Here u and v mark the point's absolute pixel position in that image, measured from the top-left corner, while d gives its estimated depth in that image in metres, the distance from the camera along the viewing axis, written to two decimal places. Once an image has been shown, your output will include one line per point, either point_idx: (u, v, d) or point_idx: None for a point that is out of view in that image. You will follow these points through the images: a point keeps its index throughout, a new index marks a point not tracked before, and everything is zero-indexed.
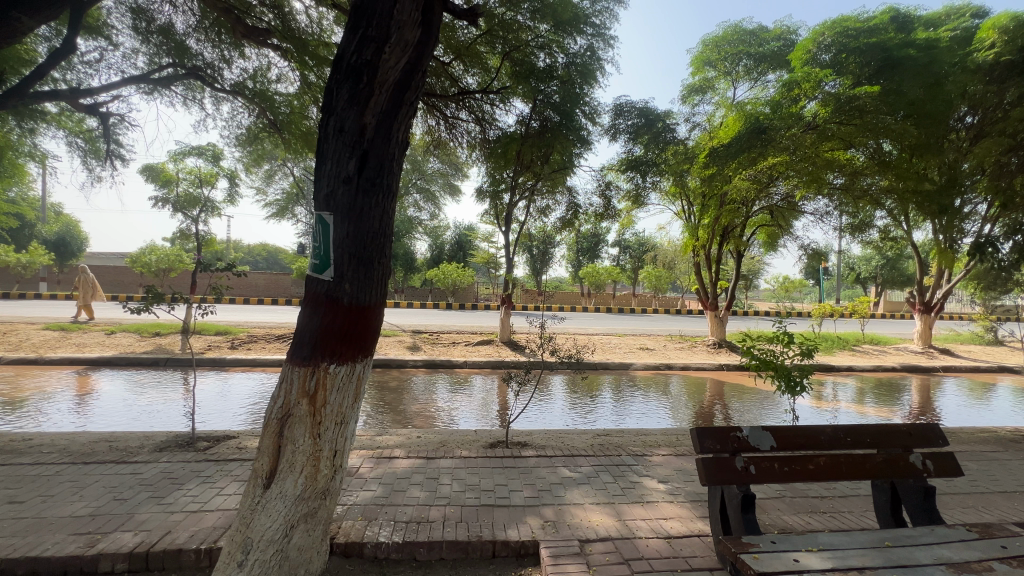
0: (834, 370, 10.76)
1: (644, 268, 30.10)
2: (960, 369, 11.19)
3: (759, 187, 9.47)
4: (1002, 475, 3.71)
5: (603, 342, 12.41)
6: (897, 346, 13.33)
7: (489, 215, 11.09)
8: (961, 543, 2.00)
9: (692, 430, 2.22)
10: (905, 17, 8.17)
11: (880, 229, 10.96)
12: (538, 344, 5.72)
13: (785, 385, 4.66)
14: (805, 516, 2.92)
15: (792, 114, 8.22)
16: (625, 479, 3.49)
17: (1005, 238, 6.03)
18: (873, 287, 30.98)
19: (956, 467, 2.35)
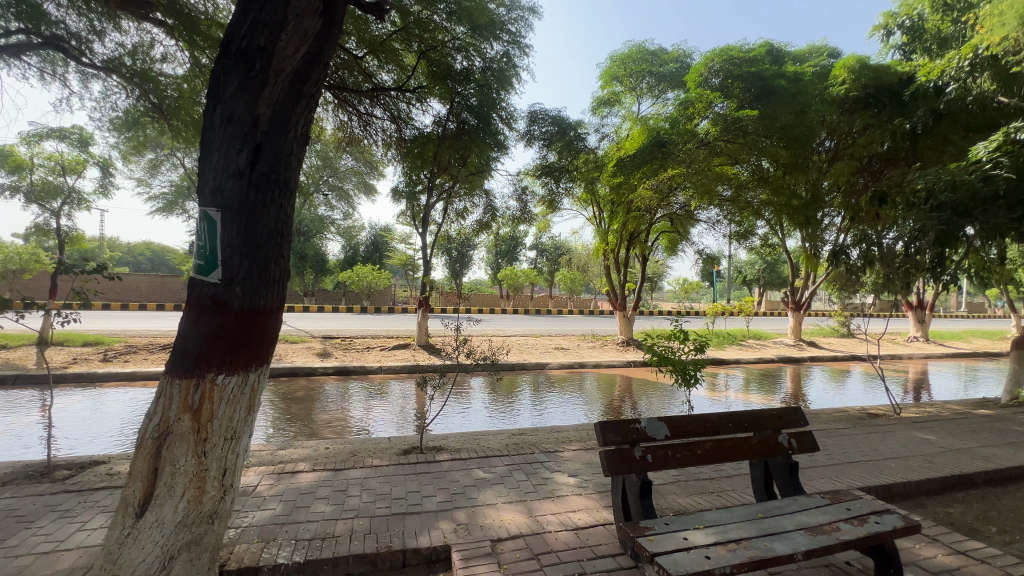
0: (724, 363, 11.95)
1: (560, 271, 31.22)
2: (823, 358, 12.98)
3: (661, 197, 10.22)
4: (851, 448, 4.36)
5: (519, 343, 12.67)
6: (774, 340, 15.14)
7: (406, 216, 10.81)
8: (817, 509, 2.32)
9: (596, 424, 2.35)
10: (777, 51, 9.30)
11: (761, 237, 12.39)
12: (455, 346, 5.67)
13: (681, 378, 5.08)
14: (696, 497, 3.20)
15: (687, 131, 8.82)
16: (537, 476, 3.58)
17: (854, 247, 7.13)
18: (757, 288, 34.92)
19: (814, 443, 2.71)
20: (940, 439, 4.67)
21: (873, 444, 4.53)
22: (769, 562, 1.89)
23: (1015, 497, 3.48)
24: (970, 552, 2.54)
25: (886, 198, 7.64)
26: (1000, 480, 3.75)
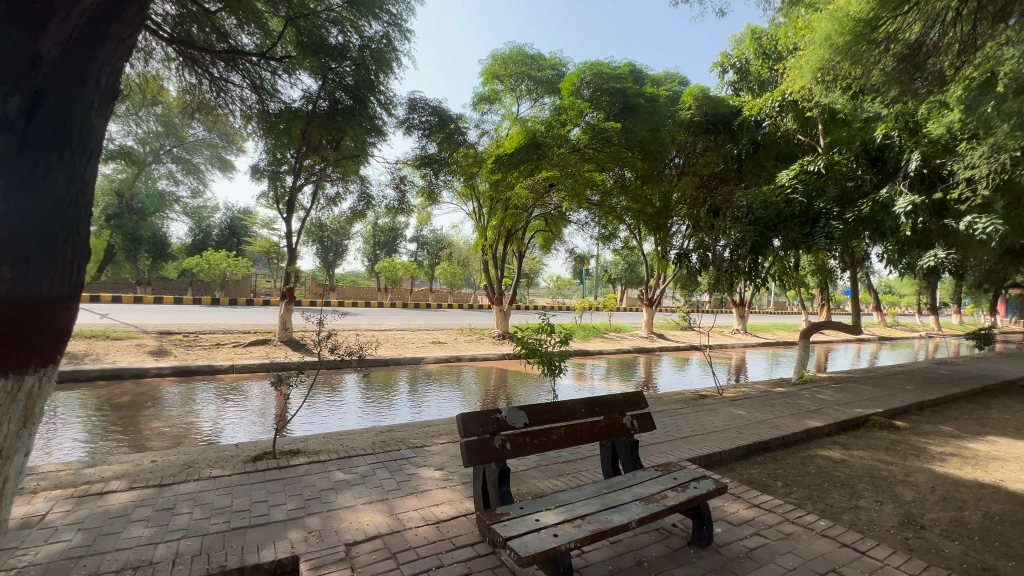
0: (589, 355, 13.00)
1: (441, 264, 30.98)
2: (669, 348, 14.86)
3: (536, 196, 10.69)
4: (683, 425, 5.05)
5: (395, 337, 12.28)
6: (631, 333, 16.90)
7: (268, 198, 9.73)
8: (650, 480, 2.62)
9: (457, 416, 2.36)
10: (639, 72, 10.33)
11: (623, 240, 13.71)
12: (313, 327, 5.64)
13: (547, 369, 5.38)
14: (554, 479, 3.42)
15: (560, 136, 9.42)
16: (402, 472, 3.49)
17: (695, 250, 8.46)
18: (619, 286, 38.62)
19: (651, 423, 3.06)
20: (748, 413, 5.64)
21: (700, 420, 5.31)
22: (607, 533, 2.07)
23: (796, 456, 4.35)
24: (762, 504, 3.10)
25: (719, 211, 9.29)
26: (787, 443, 4.66)
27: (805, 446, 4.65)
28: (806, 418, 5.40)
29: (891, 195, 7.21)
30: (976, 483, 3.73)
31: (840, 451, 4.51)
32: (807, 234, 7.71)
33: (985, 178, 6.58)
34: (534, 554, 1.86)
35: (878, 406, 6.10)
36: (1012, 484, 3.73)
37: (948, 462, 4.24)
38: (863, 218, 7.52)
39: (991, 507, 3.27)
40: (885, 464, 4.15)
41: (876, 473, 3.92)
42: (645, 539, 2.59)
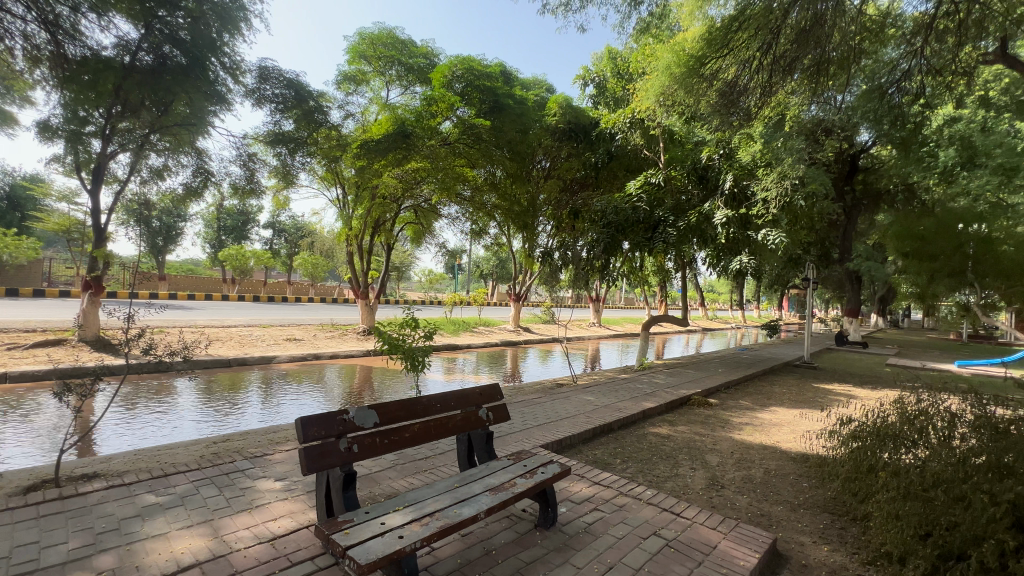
0: (458, 349, 13.09)
1: (301, 254, 28.38)
2: (533, 341, 15.68)
3: (405, 187, 10.34)
4: (540, 413, 5.35)
5: (241, 334, 10.90)
6: (500, 327, 17.45)
7: (64, 163, 7.79)
8: (502, 470, 2.70)
9: (297, 420, 2.13)
10: (509, 74, 10.61)
11: (493, 236, 14.06)
12: (129, 282, 5.29)
13: (410, 365, 5.24)
14: (410, 478, 3.33)
15: (431, 128, 9.24)
16: (234, 487, 3.08)
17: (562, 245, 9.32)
18: (490, 281, 39.63)
19: (505, 414, 3.16)
20: (597, 399, 6.20)
21: (555, 408, 5.68)
22: (455, 527, 2.06)
23: (633, 434, 4.89)
24: (602, 481, 3.41)
25: (578, 214, 9.97)
26: (626, 424, 5.22)
27: (640, 425, 5.27)
28: (643, 400, 6.12)
29: (712, 208, 8.52)
30: (761, 446, 4.61)
31: (667, 427, 5.21)
32: (648, 238, 8.79)
33: (773, 200, 8.27)
34: (374, 560, 1.76)
35: (697, 387, 7.19)
36: (784, 444, 4.69)
37: (743, 430, 5.17)
38: (692, 227, 8.68)
39: (769, 464, 4.08)
40: (699, 436, 4.90)
41: (692, 444, 4.60)
42: (495, 528, 2.66)
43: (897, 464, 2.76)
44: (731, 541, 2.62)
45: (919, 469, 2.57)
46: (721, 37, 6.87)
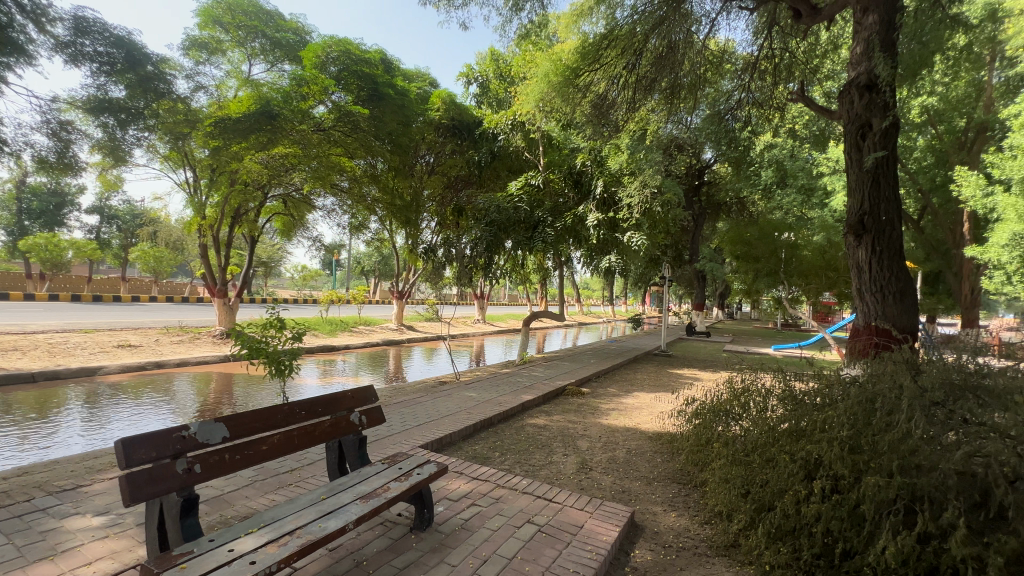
0: (335, 350, 12.27)
1: (139, 246, 24.13)
2: (417, 339, 15.35)
3: (273, 175, 9.29)
4: (420, 413, 5.26)
5: (52, 342, 8.90)
6: (381, 325, 16.76)
7: None
8: (375, 475, 2.57)
9: (118, 441, 1.78)
10: (390, 63, 10.16)
11: (374, 231, 13.41)
12: None
13: (275, 370, 4.75)
14: (271, 495, 3.02)
15: (302, 112, 8.45)
16: (32, 531, 2.49)
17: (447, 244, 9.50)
18: (372, 278, 37.90)
19: (380, 416, 3.02)
20: (478, 395, 6.29)
21: (437, 406, 5.63)
22: (319, 543, 1.91)
23: (511, 427, 5.05)
24: (480, 476, 3.45)
25: (462, 212, 10.25)
26: (506, 417, 5.38)
27: (519, 417, 5.46)
28: (521, 393, 6.36)
29: (585, 211, 9.29)
30: (624, 428, 5.09)
31: (544, 418, 5.48)
32: (528, 237, 9.18)
33: (636, 205, 9.13)
34: None
35: (571, 377, 7.69)
36: (642, 424, 5.24)
37: (609, 415, 5.66)
38: (568, 228, 9.33)
39: (630, 444, 4.51)
40: (572, 423, 5.24)
41: (565, 432, 4.90)
42: (365, 538, 2.53)
43: (727, 435, 3.24)
44: (596, 519, 2.83)
45: (742, 437, 3.05)
46: (593, 52, 7.41)
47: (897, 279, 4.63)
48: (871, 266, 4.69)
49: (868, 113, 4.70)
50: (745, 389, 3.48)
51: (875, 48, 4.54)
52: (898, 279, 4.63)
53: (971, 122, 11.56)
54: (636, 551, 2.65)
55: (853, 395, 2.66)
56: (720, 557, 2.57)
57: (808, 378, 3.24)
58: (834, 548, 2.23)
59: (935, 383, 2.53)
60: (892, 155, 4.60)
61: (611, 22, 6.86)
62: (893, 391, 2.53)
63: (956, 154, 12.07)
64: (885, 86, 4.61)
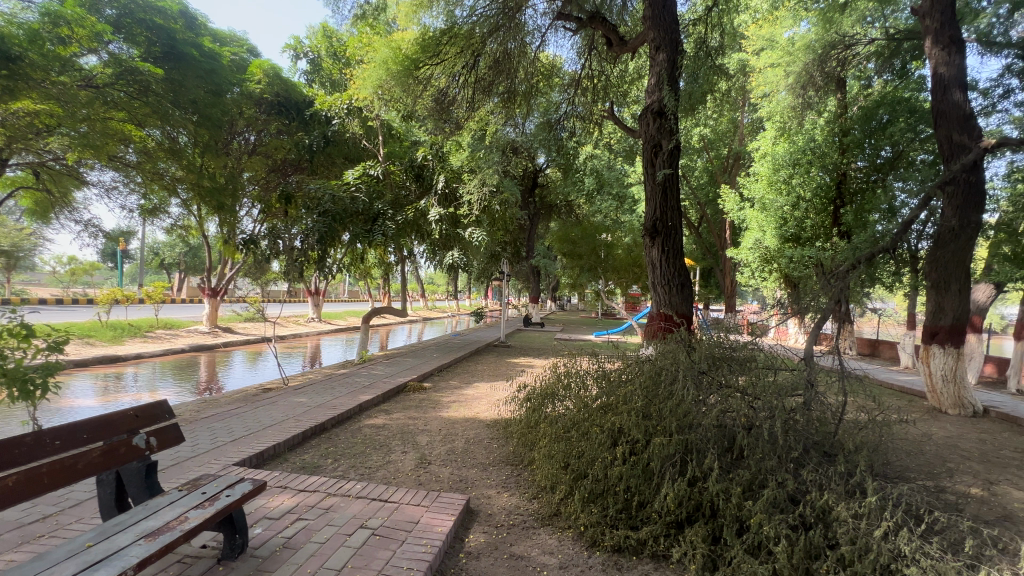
0: (121, 360, 9.98)
1: None
2: (236, 342, 13.40)
3: (14, 140, 6.76)
4: (237, 426, 4.61)
5: None
6: (188, 328, 14.18)
7: None
8: (168, 506, 2.16)
9: None
10: (193, 18, 8.57)
11: (177, 217, 11.17)
12: None
13: (19, 393, 3.57)
14: (11, 554, 2.33)
15: (60, 58, 6.26)
16: None
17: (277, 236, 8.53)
18: (176, 273, 31.85)
19: (176, 436, 2.55)
20: (310, 400, 5.77)
21: (259, 416, 5.01)
22: None
23: (347, 430, 4.77)
24: (308, 487, 3.18)
25: (291, 200, 9.17)
26: (341, 420, 5.05)
27: (355, 419, 5.19)
28: (358, 394, 6.04)
29: (427, 205, 9.31)
30: (463, 419, 5.22)
31: (383, 417, 5.29)
32: (367, 230, 8.72)
33: (475, 202, 9.47)
34: None
35: (413, 373, 7.60)
36: (481, 413, 5.45)
37: (450, 407, 5.75)
38: (409, 222, 9.20)
39: (469, 434, 4.65)
40: (412, 420, 5.18)
41: (404, 429, 4.82)
42: None
43: (552, 415, 3.55)
44: (432, 512, 2.85)
45: (563, 416, 3.39)
46: (435, 43, 7.36)
47: (679, 273, 5.63)
48: (661, 262, 5.64)
49: (660, 135, 5.64)
50: (568, 372, 3.86)
51: (665, 81, 5.47)
52: (679, 274, 5.64)
53: (730, 151, 14.74)
54: (470, 536, 2.75)
55: (647, 371, 3.19)
56: (545, 527, 2.83)
57: (615, 359, 3.76)
58: (631, 502, 2.63)
59: (701, 356, 3.18)
60: (676, 171, 5.58)
61: (450, 19, 6.94)
62: (673, 365, 3.11)
63: (721, 176, 15.24)
64: (671, 114, 5.59)
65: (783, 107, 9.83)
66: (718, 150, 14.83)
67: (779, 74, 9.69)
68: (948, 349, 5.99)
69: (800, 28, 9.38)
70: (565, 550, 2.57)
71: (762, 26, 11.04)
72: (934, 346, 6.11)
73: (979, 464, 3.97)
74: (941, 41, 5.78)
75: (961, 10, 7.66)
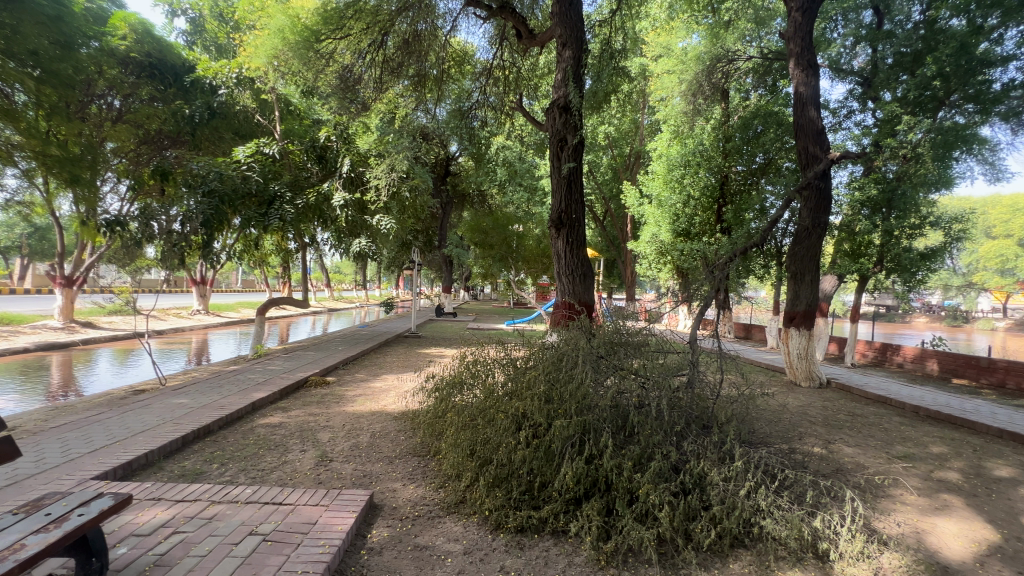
0: None
1: None
2: (100, 339, 11.61)
3: None
4: (99, 434, 4.02)
5: None
6: (34, 323, 11.99)
7: None
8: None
9: None
10: None
11: (15, 191, 9.32)
12: None
13: None
14: None
15: None
16: None
17: (150, 218, 7.50)
18: (16, 258, 26.64)
19: (11, 450, 2.16)
20: (192, 400, 5.19)
21: (128, 421, 4.41)
22: None
23: (237, 431, 4.37)
24: (186, 497, 2.87)
25: (168, 176, 8.08)
26: (230, 421, 4.62)
27: (247, 419, 4.78)
28: (251, 392, 5.55)
29: (331, 189, 8.78)
30: (369, 413, 5.04)
31: (279, 415, 4.94)
32: (262, 214, 7.97)
33: (382, 187, 9.10)
34: None
35: (315, 367, 7.16)
36: (388, 406, 5.30)
37: (355, 402, 5.52)
38: (311, 206, 8.60)
39: (375, 428, 4.50)
40: (313, 417, 4.89)
41: (304, 427, 4.53)
42: None
43: (460, 404, 3.56)
44: (332, 511, 2.73)
45: (470, 404, 3.42)
46: (337, 17, 6.88)
47: (582, 264, 5.90)
48: (566, 253, 5.88)
49: (565, 129, 5.83)
50: (476, 360, 3.89)
51: (570, 78, 5.66)
52: (583, 265, 5.92)
53: (632, 150, 15.72)
54: (372, 531, 2.67)
55: (551, 357, 3.32)
56: (451, 515, 2.84)
57: (521, 347, 3.87)
58: (533, 483, 2.74)
59: (600, 342, 3.38)
60: (580, 166, 5.82)
61: None
62: (574, 351, 3.27)
63: (624, 173, 16.20)
64: (575, 110, 5.81)
65: (677, 112, 10.69)
66: (622, 148, 15.73)
67: (674, 81, 10.50)
68: (801, 331, 6.98)
69: (692, 40, 10.22)
70: (470, 536, 2.61)
71: (660, 34, 11.85)
72: (792, 328, 7.07)
73: (821, 427, 4.71)
74: (802, 64, 6.65)
75: (818, 39, 8.91)
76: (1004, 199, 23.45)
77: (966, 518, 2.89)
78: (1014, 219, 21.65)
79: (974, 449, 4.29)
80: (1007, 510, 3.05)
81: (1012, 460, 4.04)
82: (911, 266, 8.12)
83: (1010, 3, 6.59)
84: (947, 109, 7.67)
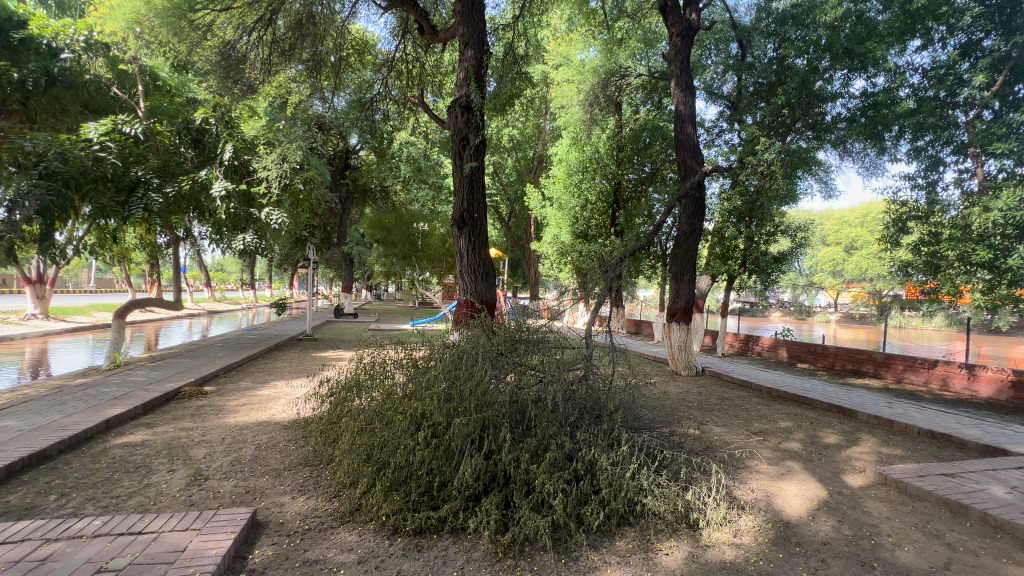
0: None
1: None
2: None
3: None
4: None
5: None
6: None
7: None
8: None
9: None
10: None
11: None
12: None
13: None
14: None
15: None
16: None
17: None
18: None
19: None
20: (22, 423, 4.32)
21: None
22: None
23: (84, 455, 3.74)
24: (10, 538, 2.39)
25: None
26: (74, 444, 3.94)
27: (99, 439, 4.11)
28: (105, 408, 4.79)
29: (210, 177, 7.83)
30: (254, 423, 4.61)
31: (142, 432, 4.32)
32: (119, 202, 6.89)
33: (273, 178, 8.36)
34: None
35: (189, 377, 6.38)
36: (277, 415, 4.89)
37: (237, 412, 5.01)
38: (185, 195, 7.61)
39: (260, 439, 4.13)
40: (185, 431, 4.36)
41: (172, 444, 4.02)
42: None
43: (355, 408, 3.41)
44: (204, 535, 2.45)
45: (367, 407, 3.29)
46: None
47: (483, 264, 5.93)
48: (468, 252, 5.90)
49: (467, 129, 5.86)
50: (375, 363, 3.76)
51: (472, 78, 5.68)
52: (485, 264, 5.96)
53: (535, 154, 16.25)
54: (254, 551, 2.45)
55: (452, 355, 3.33)
56: (345, 524, 2.70)
57: (421, 347, 3.81)
58: (432, 484, 2.70)
59: (501, 339, 3.46)
60: (481, 165, 5.86)
61: None
62: (475, 349, 3.33)
63: (527, 175, 16.61)
64: (477, 110, 5.84)
65: (575, 119, 11.24)
66: (525, 151, 16.18)
67: (573, 90, 11.01)
68: (682, 325, 7.73)
69: (589, 52, 10.74)
70: (365, 544, 2.51)
71: (561, 44, 12.33)
72: (673, 323, 7.82)
73: (696, 410, 5.27)
74: (681, 85, 7.39)
75: (695, 64, 9.95)
76: (834, 213, 28.16)
77: (803, 480, 3.44)
78: (841, 229, 26.10)
79: (811, 422, 5.10)
80: (832, 470, 3.68)
81: (838, 429, 4.88)
82: (767, 267, 9.41)
83: (838, 49, 8.17)
84: (793, 134, 8.99)
